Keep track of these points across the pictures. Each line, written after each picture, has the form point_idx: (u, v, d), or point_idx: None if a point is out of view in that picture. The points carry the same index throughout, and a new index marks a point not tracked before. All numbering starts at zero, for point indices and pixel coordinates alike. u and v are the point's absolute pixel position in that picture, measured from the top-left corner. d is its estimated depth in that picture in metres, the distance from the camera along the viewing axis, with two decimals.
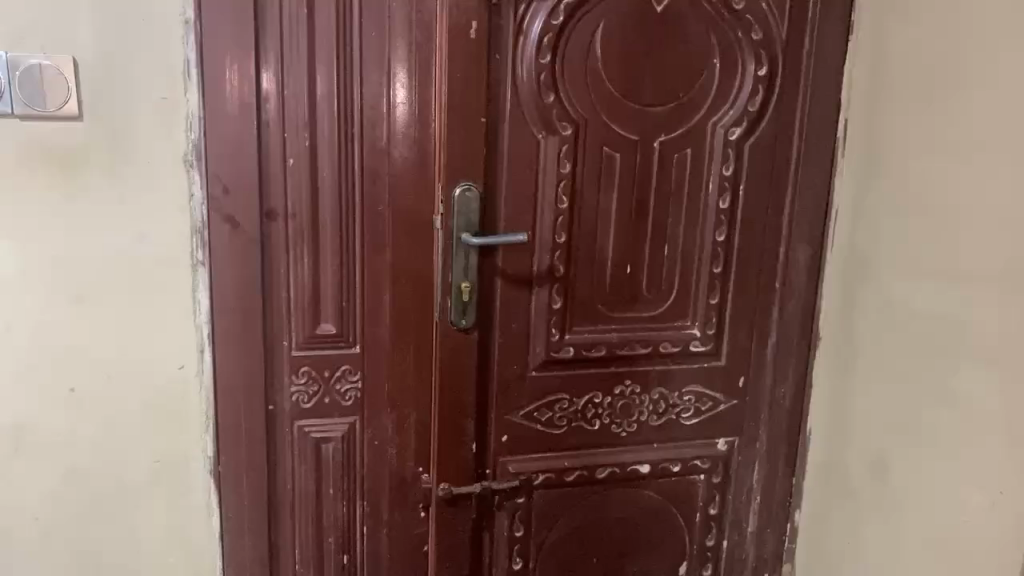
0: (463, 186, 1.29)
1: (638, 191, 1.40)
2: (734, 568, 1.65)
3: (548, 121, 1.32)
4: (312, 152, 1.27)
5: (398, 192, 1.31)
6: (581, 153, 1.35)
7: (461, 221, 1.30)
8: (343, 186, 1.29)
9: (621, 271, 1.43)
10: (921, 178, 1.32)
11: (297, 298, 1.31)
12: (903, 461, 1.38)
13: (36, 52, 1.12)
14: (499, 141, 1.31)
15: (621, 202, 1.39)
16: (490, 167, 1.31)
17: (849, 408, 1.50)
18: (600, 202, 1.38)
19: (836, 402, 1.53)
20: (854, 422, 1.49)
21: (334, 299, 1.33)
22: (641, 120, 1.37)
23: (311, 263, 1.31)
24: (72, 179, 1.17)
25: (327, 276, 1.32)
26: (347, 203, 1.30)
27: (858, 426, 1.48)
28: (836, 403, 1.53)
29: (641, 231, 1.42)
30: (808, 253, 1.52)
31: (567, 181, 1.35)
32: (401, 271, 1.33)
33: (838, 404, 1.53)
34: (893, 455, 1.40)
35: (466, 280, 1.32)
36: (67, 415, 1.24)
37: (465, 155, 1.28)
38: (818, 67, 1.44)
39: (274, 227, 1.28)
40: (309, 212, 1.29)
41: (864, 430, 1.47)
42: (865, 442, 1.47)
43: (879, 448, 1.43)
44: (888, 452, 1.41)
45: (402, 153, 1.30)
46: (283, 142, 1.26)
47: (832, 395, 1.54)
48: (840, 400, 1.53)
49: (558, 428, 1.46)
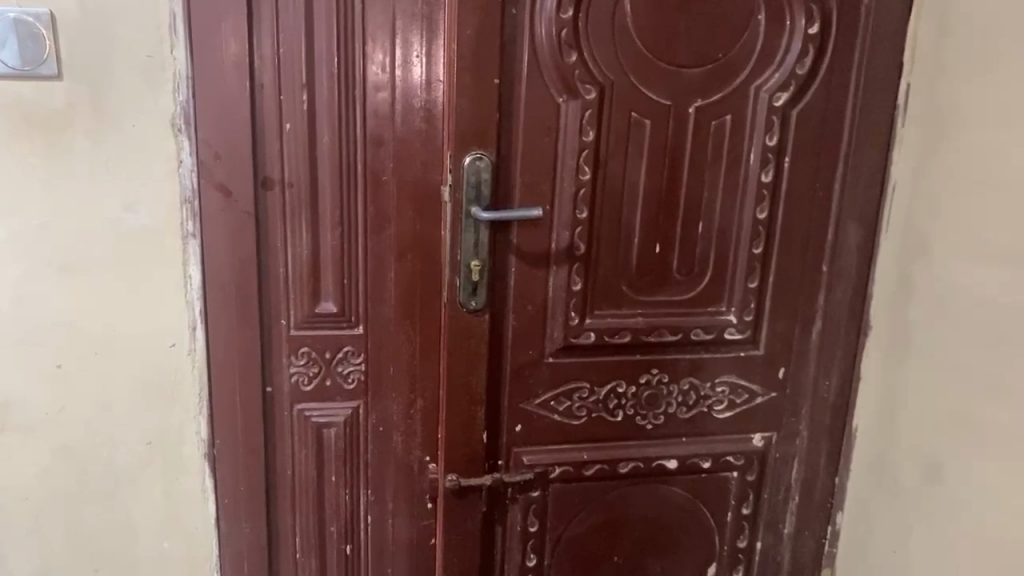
0: (473, 155, 1.18)
1: (670, 162, 1.27)
2: (767, 572, 1.54)
3: (570, 86, 1.20)
4: (310, 116, 1.17)
5: (404, 159, 1.21)
6: (606, 120, 1.23)
7: (472, 193, 1.19)
8: (344, 155, 1.20)
9: (649, 250, 1.30)
10: (989, 150, 1.17)
11: (295, 274, 1.22)
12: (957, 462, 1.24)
13: (11, 5, 1.04)
14: (514, 105, 1.19)
15: (651, 174, 1.27)
16: (503, 135, 1.20)
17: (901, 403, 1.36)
18: (626, 174, 1.26)
19: (887, 399, 1.40)
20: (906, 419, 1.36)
21: (335, 276, 1.24)
22: (674, 84, 1.24)
23: (311, 237, 1.22)
24: (55, 144, 1.09)
25: (328, 251, 1.23)
26: (348, 173, 1.20)
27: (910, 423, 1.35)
28: (887, 399, 1.40)
29: (673, 207, 1.29)
30: (860, 233, 1.37)
31: (589, 151, 1.23)
32: (411, 248, 1.24)
33: (889, 399, 1.39)
34: (948, 455, 1.26)
35: (476, 257, 1.21)
36: (54, 393, 1.18)
37: (477, 120, 1.17)
38: (878, 25, 1.28)
39: (271, 196, 1.19)
40: (308, 181, 1.19)
41: (917, 428, 1.33)
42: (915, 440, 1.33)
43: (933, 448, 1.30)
44: (942, 452, 1.28)
45: (408, 118, 1.20)
46: (279, 105, 1.16)
47: (883, 391, 1.40)
48: (892, 396, 1.39)
49: (578, 418, 1.35)
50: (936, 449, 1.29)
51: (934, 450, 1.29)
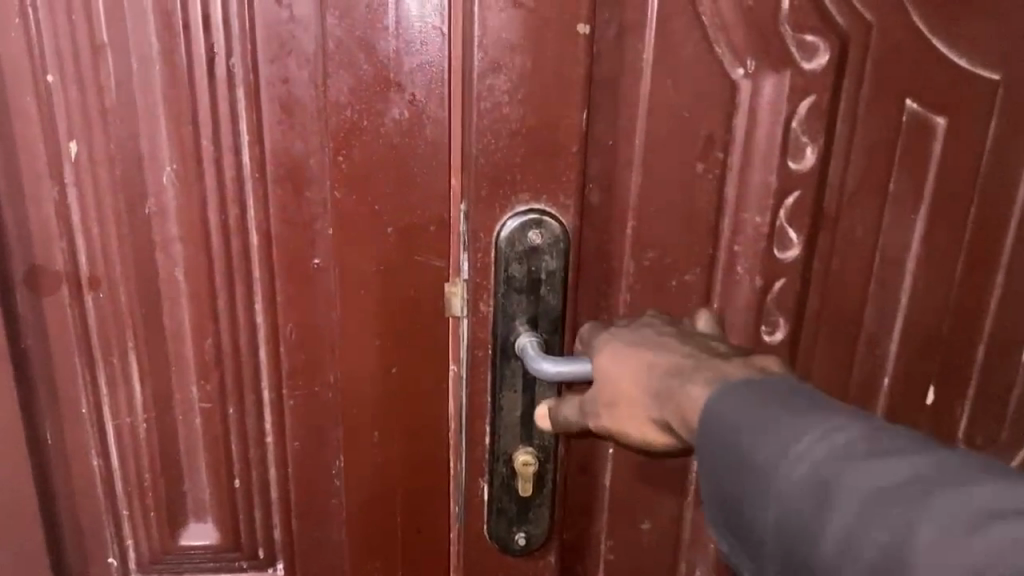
0: (526, 218, 0.48)
1: (978, 209, 0.55)
2: None
3: (767, 39, 0.48)
4: (121, 121, 0.47)
5: (354, 222, 0.50)
6: (845, 118, 0.51)
7: (517, 306, 0.49)
8: (214, 213, 0.50)
9: (908, 400, 0.59)
10: None
11: (129, 468, 0.55)
12: (610, 347, 0.47)
13: None
14: (628, 90, 0.48)
15: (934, 240, 0.55)
16: (596, 165, 0.49)
17: (775, 427, 0.37)
18: (880, 241, 0.55)
19: (909, 517, 0.32)
20: (732, 472, 0.38)
21: (214, 474, 0.56)
22: (1010, 30, 0.51)
23: (153, 394, 0.53)
24: None
25: (194, 422, 0.55)
26: (226, 255, 0.51)
27: (740, 402, 0.39)
28: (873, 436, 0.35)
29: (974, 308, 0.57)
30: None
31: (803, 195, 0.52)
32: (403, 410, 0.55)
33: (859, 496, 0.33)
34: (645, 364, 0.45)
35: (527, 449, 0.52)
36: None
37: (529, 131, 0.46)
38: None
39: (49, 308, 0.51)
40: (135, 276, 0.51)
41: (681, 372, 0.43)
42: (761, 371, 0.41)
43: (663, 361, 0.44)
44: (661, 329, 0.47)
45: (367, 126, 0.48)
46: (43, 98, 0.47)
47: (868, 432, 0.35)
48: (802, 527, 0.35)
49: None
50: (676, 366, 0.44)
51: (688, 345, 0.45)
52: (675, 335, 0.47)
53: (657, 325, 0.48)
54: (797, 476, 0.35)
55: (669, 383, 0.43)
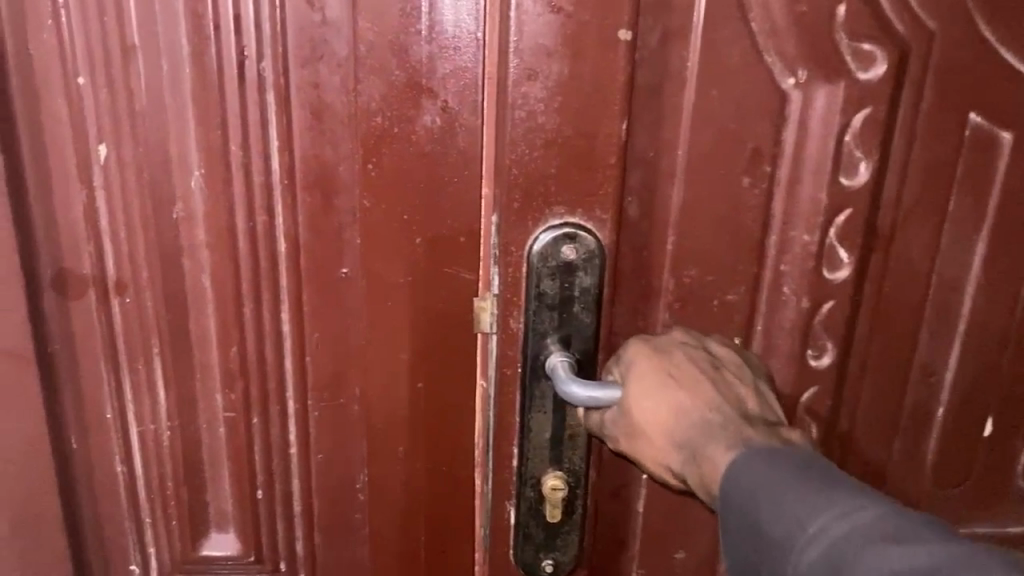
0: (560, 233, 0.46)
1: None
2: None
3: (820, 47, 0.45)
4: (151, 126, 0.47)
5: (382, 232, 0.49)
6: (903, 132, 0.48)
7: (547, 324, 0.47)
8: (241, 219, 0.49)
9: (964, 432, 0.56)
10: None
11: (152, 474, 0.55)
12: (641, 380, 0.45)
13: None
14: (671, 100, 0.46)
15: (995, 263, 0.52)
16: (634, 177, 0.47)
17: (792, 497, 0.37)
18: (937, 262, 0.51)
19: None
20: (750, 539, 0.39)
21: (236, 484, 0.55)
22: None
23: (177, 402, 0.53)
24: None
25: (217, 430, 0.54)
26: (252, 263, 0.50)
27: (762, 473, 0.39)
28: (892, 521, 0.35)
29: None
30: None
31: (855, 212, 0.49)
32: (429, 427, 0.53)
33: None
34: (671, 414, 0.44)
35: (556, 473, 0.50)
36: None
37: (565, 140, 0.44)
38: None
39: (77, 312, 0.51)
40: (160, 282, 0.50)
41: (712, 430, 0.43)
42: (787, 443, 0.42)
43: (693, 411, 0.44)
44: (698, 364, 0.46)
45: (398, 133, 0.47)
46: (72, 100, 0.46)
47: (886, 517, 0.35)
48: None
49: None
50: (704, 422, 0.43)
51: (726, 393, 0.44)
52: (705, 369, 0.46)
53: (693, 351, 0.47)
54: (807, 552, 0.36)
55: (695, 442, 0.43)
